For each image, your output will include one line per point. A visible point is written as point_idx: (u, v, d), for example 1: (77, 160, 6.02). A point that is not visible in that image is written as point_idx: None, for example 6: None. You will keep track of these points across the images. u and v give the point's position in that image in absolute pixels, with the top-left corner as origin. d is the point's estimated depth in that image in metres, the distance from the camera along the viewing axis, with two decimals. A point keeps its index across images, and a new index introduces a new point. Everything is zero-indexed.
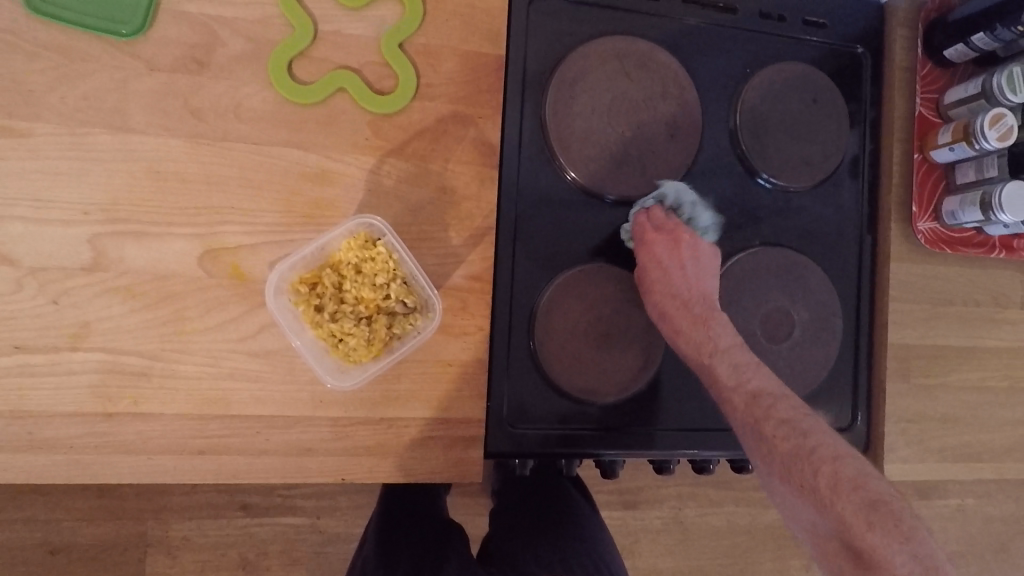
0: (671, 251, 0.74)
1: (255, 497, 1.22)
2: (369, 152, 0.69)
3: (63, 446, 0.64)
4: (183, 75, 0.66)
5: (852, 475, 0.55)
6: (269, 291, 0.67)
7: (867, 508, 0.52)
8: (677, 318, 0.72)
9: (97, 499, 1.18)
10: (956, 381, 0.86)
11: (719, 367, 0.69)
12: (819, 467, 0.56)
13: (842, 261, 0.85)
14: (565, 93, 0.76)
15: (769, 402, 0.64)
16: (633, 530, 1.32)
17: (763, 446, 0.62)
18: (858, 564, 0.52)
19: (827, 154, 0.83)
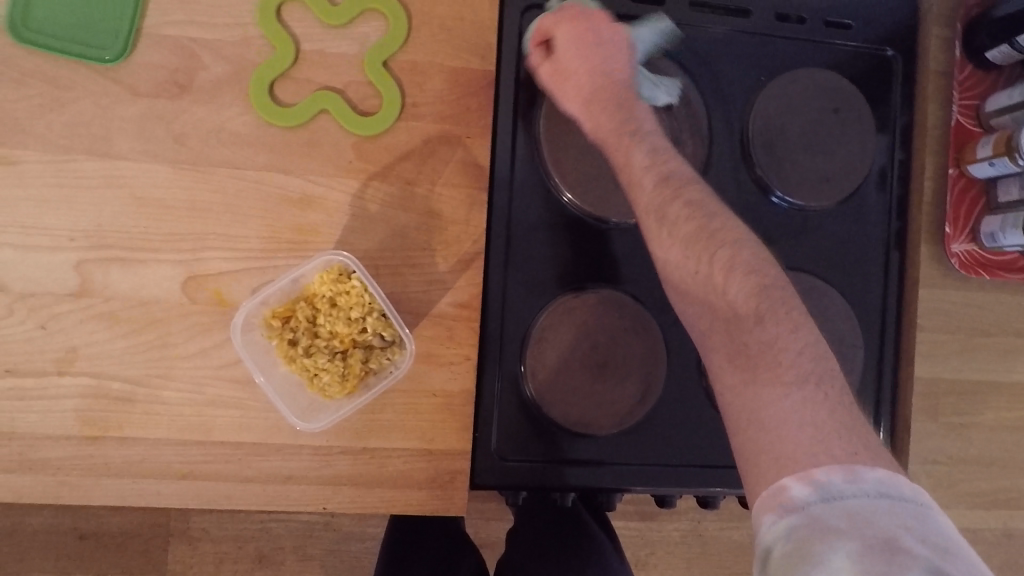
0: (583, 42, 0.64)
1: None
2: (354, 174, 0.67)
3: (52, 468, 0.65)
4: (165, 100, 0.65)
5: (760, 273, 0.51)
6: (238, 324, 0.66)
7: (759, 300, 0.49)
8: (603, 54, 0.64)
9: None
10: (993, 418, 0.77)
11: (635, 148, 0.61)
12: (715, 253, 0.52)
13: (865, 285, 0.79)
14: (560, 110, 0.72)
15: (680, 182, 0.58)
16: (651, 541, 1.28)
17: (705, 257, 0.52)
18: (741, 361, 0.49)
19: (849, 168, 0.77)
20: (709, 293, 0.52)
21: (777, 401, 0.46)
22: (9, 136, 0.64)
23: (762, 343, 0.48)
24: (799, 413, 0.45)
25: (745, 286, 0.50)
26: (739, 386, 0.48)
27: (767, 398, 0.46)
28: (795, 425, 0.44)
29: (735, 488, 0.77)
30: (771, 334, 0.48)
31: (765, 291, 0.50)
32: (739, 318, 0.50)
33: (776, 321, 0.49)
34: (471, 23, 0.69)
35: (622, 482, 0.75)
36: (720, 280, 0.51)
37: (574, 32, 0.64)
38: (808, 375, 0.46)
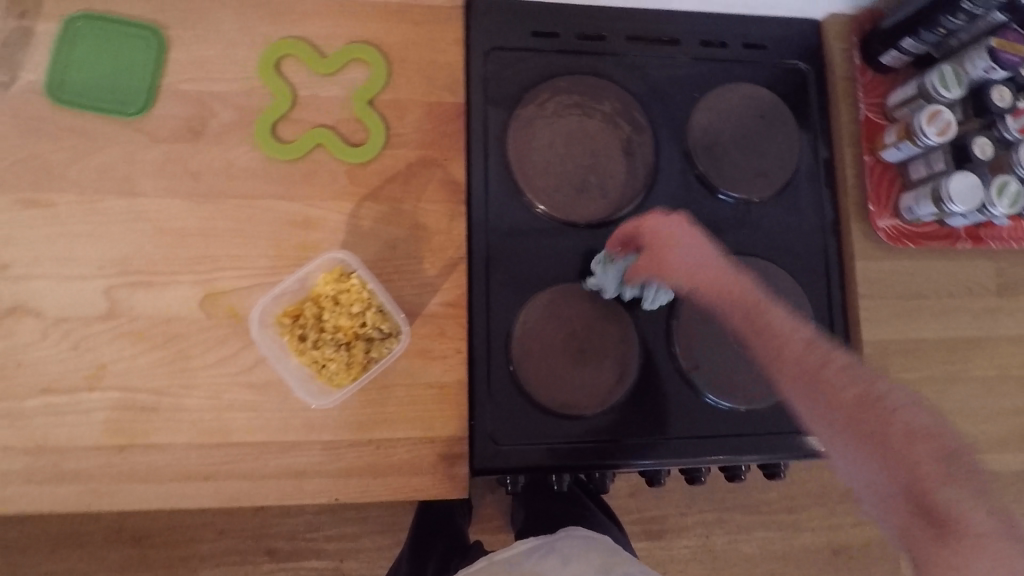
0: (691, 242, 0.73)
1: (281, 540, 1.27)
2: (348, 197, 0.77)
3: (85, 477, 0.71)
4: (182, 144, 0.76)
5: (921, 424, 0.56)
6: (254, 324, 0.74)
7: (941, 461, 0.53)
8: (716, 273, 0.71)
9: (134, 548, 1.25)
10: (941, 373, 0.85)
11: (773, 319, 0.67)
12: (892, 419, 0.56)
13: (809, 266, 0.88)
14: (524, 132, 0.84)
15: (824, 353, 0.63)
16: (660, 560, 1.31)
17: (826, 388, 0.61)
18: (929, 522, 0.51)
19: (781, 165, 0.88)
20: (896, 455, 0.55)
21: (968, 515, 0.50)
22: (47, 184, 0.73)
23: (946, 505, 0.51)
24: (964, 516, 0.50)
25: (793, 345, 0.65)
26: (844, 436, 0.58)
27: (955, 507, 0.51)
28: (987, 541, 0.49)
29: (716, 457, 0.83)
30: (949, 495, 0.51)
31: (852, 364, 0.62)
32: (922, 475, 0.53)
33: (829, 359, 0.63)
34: (441, 63, 0.81)
35: (609, 457, 0.81)
36: (795, 344, 0.65)
37: (661, 253, 0.74)
38: (928, 502, 0.52)
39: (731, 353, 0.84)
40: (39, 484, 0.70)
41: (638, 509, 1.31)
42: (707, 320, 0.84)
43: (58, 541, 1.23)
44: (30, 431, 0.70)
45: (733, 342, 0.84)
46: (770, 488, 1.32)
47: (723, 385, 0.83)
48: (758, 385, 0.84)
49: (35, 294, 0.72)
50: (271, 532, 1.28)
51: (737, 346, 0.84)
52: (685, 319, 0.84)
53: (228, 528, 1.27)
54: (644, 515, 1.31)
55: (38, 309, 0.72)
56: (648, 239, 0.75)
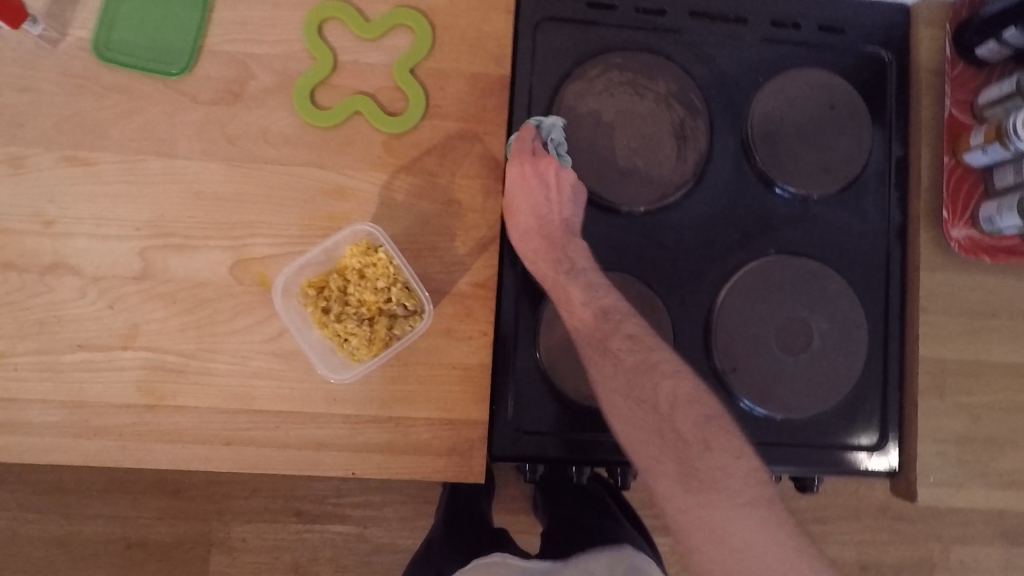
0: (547, 195, 0.74)
1: (308, 503, 1.30)
2: (384, 168, 0.75)
3: (115, 433, 0.72)
4: (221, 107, 0.75)
5: (681, 394, 0.65)
6: (281, 293, 0.73)
7: (743, 480, 0.59)
8: (565, 282, 0.73)
9: (169, 498, 1.29)
10: (1004, 400, 0.78)
11: (575, 288, 0.72)
12: (705, 463, 0.60)
13: (869, 272, 0.81)
14: (571, 109, 0.79)
15: (660, 376, 0.66)
16: (681, 557, 1.28)
17: (649, 386, 0.66)
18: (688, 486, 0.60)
19: (846, 159, 0.81)
20: (679, 458, 0.62)
21: (743, 528, 0.57)
22: (89, 140, 0.74)
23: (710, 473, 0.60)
24: (755, 535, 0.56)
25: (595, 323, 0.71)
26: (700, 506, 0.59)
27: (719, 510, 0.58)
28: (753, 534, 0.57)
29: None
30: (745, 530, 0.57)
31: (651, 361, 0.67)
32: (694, 476, 0.60)
33: (674, 377, 0.66)
34: (487, 33, 0.77)
35: (630, 457, 0.78)
36: (649, 390, 0.66)
37: (525, 179, 0.74)
38: (734, 492, 0.59)
39: (774, 362, 0.78)
40: (70, 437, 0.72)
41: None
42: (749, 323, 0.78)
43: (101, 484, 1.29)
44: (67, 385, 0.72)
45: (777, 349, 0.78)
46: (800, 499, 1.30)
47: (761, 393, 0.78)
48: (802, 396, 0.78)
49: (73, 250, 0.73)
50: (299, 495, 1.30)
51: (781, 353, 0.78)
52: (726, 323, 0.78)
53: (258, 487, 1.30)
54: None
55: (76, 265, 0.73)
56: (519, 151, 0.75)
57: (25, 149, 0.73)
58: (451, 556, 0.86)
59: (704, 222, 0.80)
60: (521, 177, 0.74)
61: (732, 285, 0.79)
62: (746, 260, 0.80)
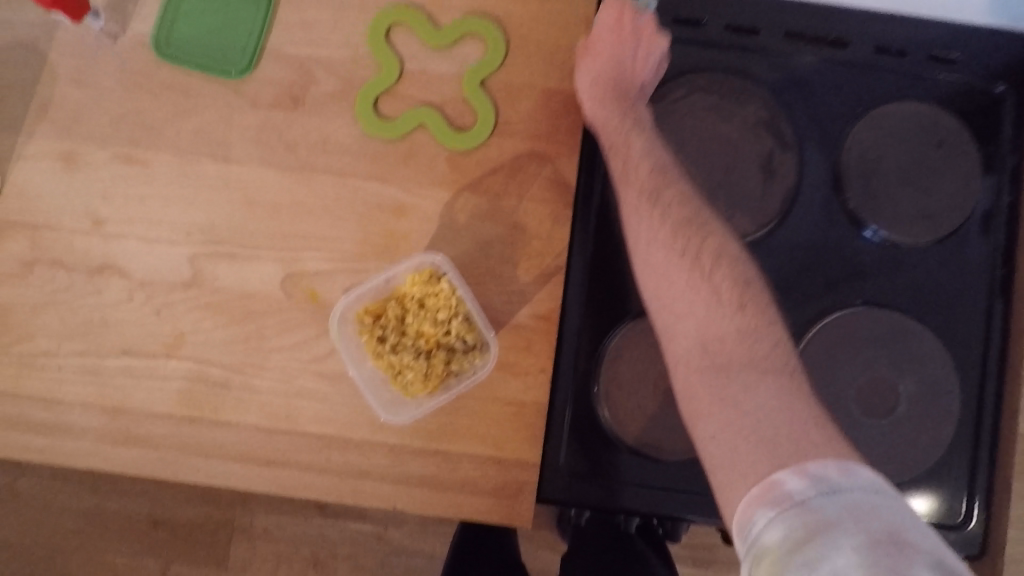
0: (630, 36, 0.72)
1: (332, 498, 1.28)
2: (446, 186, 0.71)
3: (154, 443, 0.70)
4: (281, 111, 0.71)
5: (767, 356, 0.55)
6: (337, 319, 0.69)
7: (765, 354, 0.55)
8: (653, 252, 0.64)
9: (195, 480, 1.29)
10: None
11: (713, 277, 0.60)
12: (760, 389, 0.53)
13: (966, 331, 0.73)
14: (650, 134, 0.74)
15: (751, 337, 0.56)
16: None
17: (716, 330, 0.58)
18: (719, 376, 0.55)
19: (950, 205, 0.74)
20: (726, 388, 0.54)
21: (754, 393, 0.53)
22: (144, 139, 0.71)
23: (753, 401, 0.52)
24: (737, 410, 0.52)
25: (674, 229, 0.64)
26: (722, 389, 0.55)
27: (732, 403, 0.53)
28: (722, 392, 0.54)
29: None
30: (777, 438, 0.49)
31: (718, 351, 0.57)
32: (725, 366, 0.55)
33: (740, 318, 0.58)
34: (566, 47, 0.72)
35: (686, 513, 0.72)
36: (696, 317, 0.59)
37: (617, 21, 0.72)
38: (762, 404, 0.52)
39: (852, 425, 0.71)
40: (109, 443, 0.70)
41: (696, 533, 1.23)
42: (826, 379, 0.71)
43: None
44: (108, 390, 0.70)
45: (856, 409, 0.71)
46: None
47: None
48: (880, 464, 0.70)
49: (122, 252, 0.71)
50: (324, 490, 1.28)
51: (860, 414, 0.71)
52: None
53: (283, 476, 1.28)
54: (697, 541, 1.22)
55: (125, 267, 0.71)
56: (616, 4, 0.72)
57: (80, 146, 0.71)
58: None
59: (783, 265, 0.73)
60: (610, 20, 0.72)
61: (810, 335, 0.72)
62: (827, 308, 0.73)
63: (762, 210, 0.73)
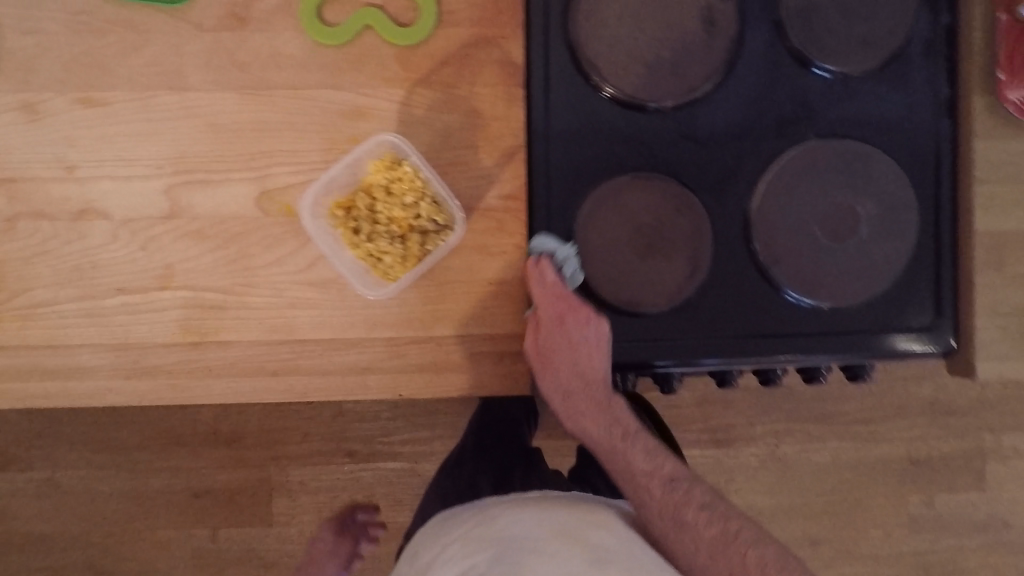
0: None
1: (360, 444, 1.34)
2: (400, 83, 0.72)
3: (164, 372, 0.74)
4: (226, 32, 0.72)
5: (679, 496, 0.73)
6: (306, 213, 0.72)
7: (686, 500, 0.73)
8: (582, 399, 0.77)
9: (227, 449, 1.34)
10: None
11: (632, 454, 0.77)
12: (680, 506, 0.73)
13: (916, 150, 0.77)
14: (590, 4, 0.75)
15: (683, 486, 0.74)
16: (728, 467, 1.33)
17: (674, 493, 0.74)
18: (679, 533, 0.72)
19: (890, 30, 0.75)
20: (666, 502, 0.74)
21: (707, 541, 0.70)
22: (99, 80, 0.72)
23: (687, 527, 0.71)
24: (710, 554, 0.69)
25: (606, 436, 0.78)
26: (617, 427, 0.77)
27: (682, 530, 0.71)
28: (691, 547, 0.70)
29: (807, 355, 0.77)
30: (687, 538, 0.71)
31: (670, 481, 0.75)
32: (670, 485, 0.75)
33: (644, 451, 0.77)
34: None
35: (674, 358, 0.76)
36: (658, 487, 0.75)
37: None
38: (715, 516, 0.71)
39: (818, 251, 0.76)
40: (122, 378, 0.74)
41: (704, 418, 1.32)
42: (789, 212, 0.75)
43: (162, 438, 1.34)
44: (111, 328, 0.73)
45: (820, 236, 0.76)
46: (844, 401, 1.32)
47: (806, 282, 0.76)
48: (848, 283, 0.76)
49: (100, 194, 0.73)
50: (350, 436, 1.34)
51: (824, 239, 0.76)
52: (765, 215, 0.75)
53: (310, 432, 1.35)
54: (713, 424, 1.32)
55: (105, 209, 0.73)
56: None
57: (38, 95, 0.72)
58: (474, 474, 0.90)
59: (736, 113, 0.76)
60: None
61: (770, 174, 0.75)
62: (783, 148, 0.76)
63: (709, 63, 0.75)
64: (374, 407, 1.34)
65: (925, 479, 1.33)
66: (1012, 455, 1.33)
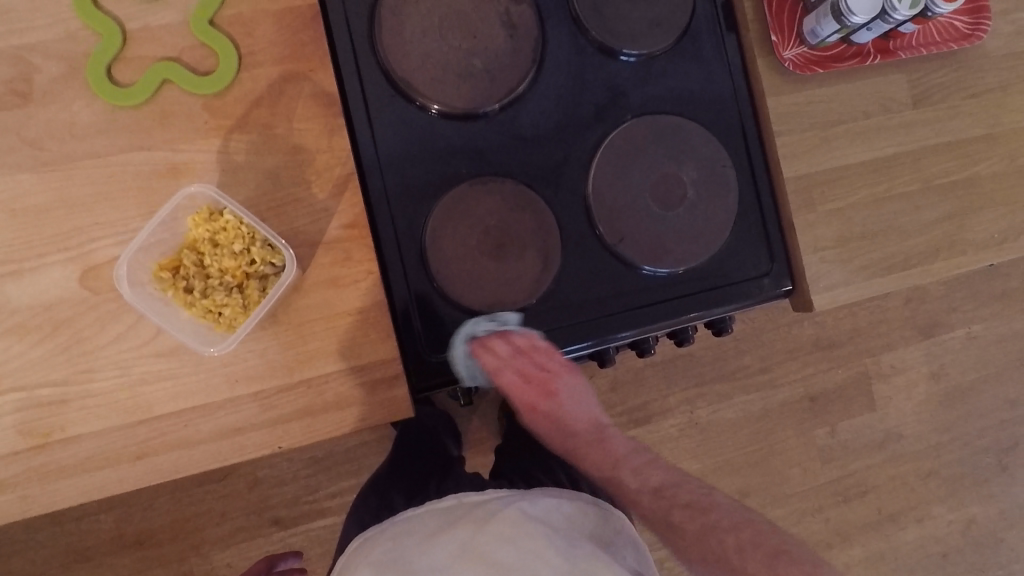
0: None
1: (284, 509, 1.30)
2: (214, 133, 0.70)
3: (11, 485, 0.67)
4: (11, 111, 0.67)
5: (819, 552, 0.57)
6: (122, 282, 0.67)
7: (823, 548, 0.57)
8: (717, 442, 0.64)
9: (141, 550, 1.28)
10: (853, 199, 0.85)
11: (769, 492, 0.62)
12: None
13: (722, 113, 0.82)
14: (393, 27, 0.76)
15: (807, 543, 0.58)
16: (652, 443, 1.38)
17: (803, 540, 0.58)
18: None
19: (675, 8, 0.81)
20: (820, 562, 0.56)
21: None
22: None
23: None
24: None
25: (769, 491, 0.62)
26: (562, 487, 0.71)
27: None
28: None
29: (669, 320, 0.81)
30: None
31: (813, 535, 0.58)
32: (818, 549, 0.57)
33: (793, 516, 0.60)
34: None
35: None
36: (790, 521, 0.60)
37: None
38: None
39: (654, 220, 0.80)
40: None
41: (621, 401, 1.37)
42: (622, 190, 0.80)
43: (63, 559, 1.26)
44: None
45: (654, 206, 0.80)
46: (739, 355, 1.40)
47: (651, 252, 0.80)
48: (687, 244, 0.81)
49: None
50: (273, 503, 1.31)
51: (658, 209, 0.80)
52: (600, 196, 0.79)
53: (229, 509, 1.30)
54: (628, 406, 1.37)
55: None
56: None
57: None
58: (393, 483, 0.96)
59: (554, 107, 0.80)
60: None
61: (597, 158, 0.80)
62: (606, 132, 0.81)
63: (518, 66, 0.78)
64: (290, 468, 1.31)
65: (825, 412, 1.43)
66: (896, 372, 1.44)
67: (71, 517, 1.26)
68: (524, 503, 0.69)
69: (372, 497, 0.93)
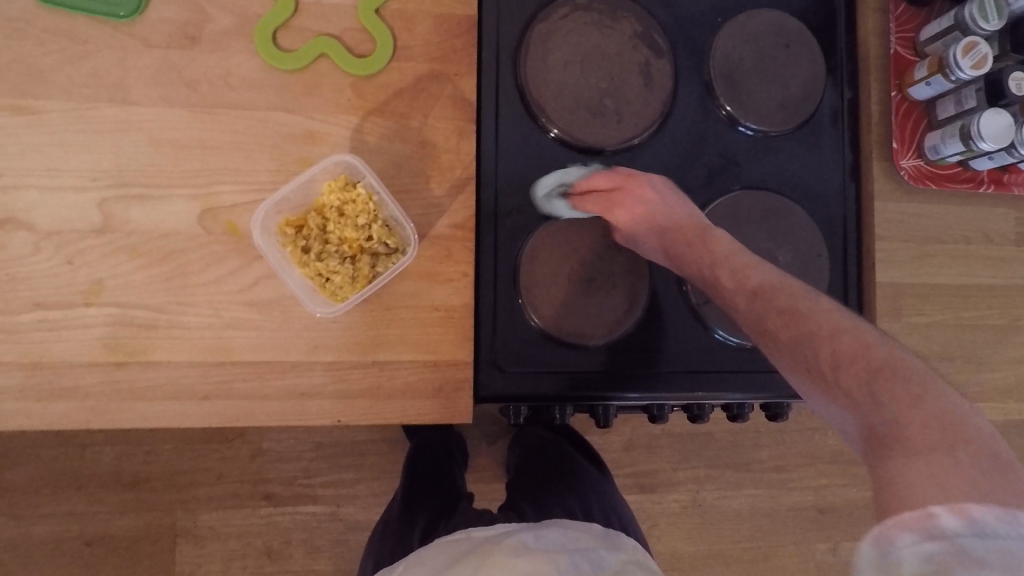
0: None
1: (279, 486, 1.30)
2: (352, 111, 0.74)
3: (81, 394, 0.69)
4: (178, 50, 0.72)
5: (845, 348, 0.52)
6: (255, 227, 0.71)
7: (861, 370, 0.50)
8: (805, 354, 0.54)
9: (129, 491, 1.28)
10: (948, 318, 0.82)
11: (813, 317, 0.56)
12: (829, 351, 0.53)
13: (825, 204, 0.85)
14: (539, 53, 0.80)
15: (831, 340, 0.53)
16: (653, 514, 1.36)
17: (821, 346, 0.53)
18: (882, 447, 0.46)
19: (804, 96, 0.84)
20: (819, 356, 0.53)
21: (912, 468, 0.43)
22: (34, 88, 0.69)
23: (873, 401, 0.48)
24: (933, 478, 0.42)
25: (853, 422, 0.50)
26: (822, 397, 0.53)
27: (902, 466, 0.44)
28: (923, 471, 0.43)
29: (734, 390, 0.82)
30: (894, 413, 0.47)
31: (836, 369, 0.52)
32: (826, 371, 0.52)
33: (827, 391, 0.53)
34: None
35: (613, 389, 0.80)
36: (847, 340, 0.53)
37: None
38: (876, 405, 0.48)
39: None
40: (30, 399, 0.68)
41: (631, 464, 1.35)
42: None
43: (58, 480, 1.26)
44: (22, 345, 0.68)
45: None
46: (759, 450, 1.38)
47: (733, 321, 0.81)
48: None
49: (20, 205, 0.69)
50: (269, 478, 1.31)
51: None
52: None
53: (225, 473, 1.30)
54: (636, 469, 1.35)
55: (27, 219, 0.69)
56: None
57: None
58: (411, 510, 0.95)
59: (670, 161, 0.82)
60: None
61: None
62: (713, 196, 0.83)
63: (647, 114, 0.81)
64: (298, 447, 1.32)
65: (833, 527, 1.40)
66: None
67: (78, 443, 1.27)
68: (528, 535, 0.70)
69: (394, 521, 0.94)
